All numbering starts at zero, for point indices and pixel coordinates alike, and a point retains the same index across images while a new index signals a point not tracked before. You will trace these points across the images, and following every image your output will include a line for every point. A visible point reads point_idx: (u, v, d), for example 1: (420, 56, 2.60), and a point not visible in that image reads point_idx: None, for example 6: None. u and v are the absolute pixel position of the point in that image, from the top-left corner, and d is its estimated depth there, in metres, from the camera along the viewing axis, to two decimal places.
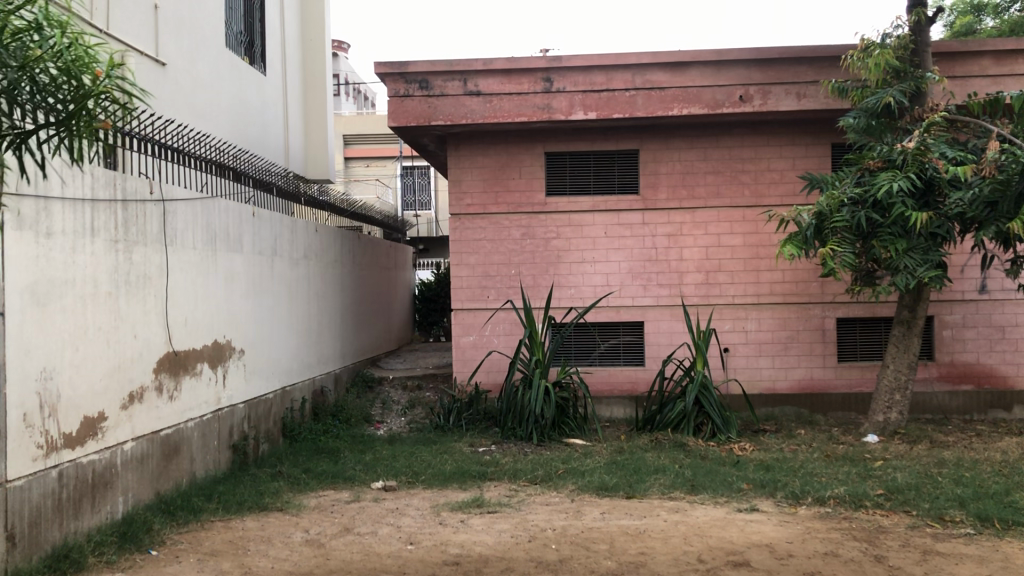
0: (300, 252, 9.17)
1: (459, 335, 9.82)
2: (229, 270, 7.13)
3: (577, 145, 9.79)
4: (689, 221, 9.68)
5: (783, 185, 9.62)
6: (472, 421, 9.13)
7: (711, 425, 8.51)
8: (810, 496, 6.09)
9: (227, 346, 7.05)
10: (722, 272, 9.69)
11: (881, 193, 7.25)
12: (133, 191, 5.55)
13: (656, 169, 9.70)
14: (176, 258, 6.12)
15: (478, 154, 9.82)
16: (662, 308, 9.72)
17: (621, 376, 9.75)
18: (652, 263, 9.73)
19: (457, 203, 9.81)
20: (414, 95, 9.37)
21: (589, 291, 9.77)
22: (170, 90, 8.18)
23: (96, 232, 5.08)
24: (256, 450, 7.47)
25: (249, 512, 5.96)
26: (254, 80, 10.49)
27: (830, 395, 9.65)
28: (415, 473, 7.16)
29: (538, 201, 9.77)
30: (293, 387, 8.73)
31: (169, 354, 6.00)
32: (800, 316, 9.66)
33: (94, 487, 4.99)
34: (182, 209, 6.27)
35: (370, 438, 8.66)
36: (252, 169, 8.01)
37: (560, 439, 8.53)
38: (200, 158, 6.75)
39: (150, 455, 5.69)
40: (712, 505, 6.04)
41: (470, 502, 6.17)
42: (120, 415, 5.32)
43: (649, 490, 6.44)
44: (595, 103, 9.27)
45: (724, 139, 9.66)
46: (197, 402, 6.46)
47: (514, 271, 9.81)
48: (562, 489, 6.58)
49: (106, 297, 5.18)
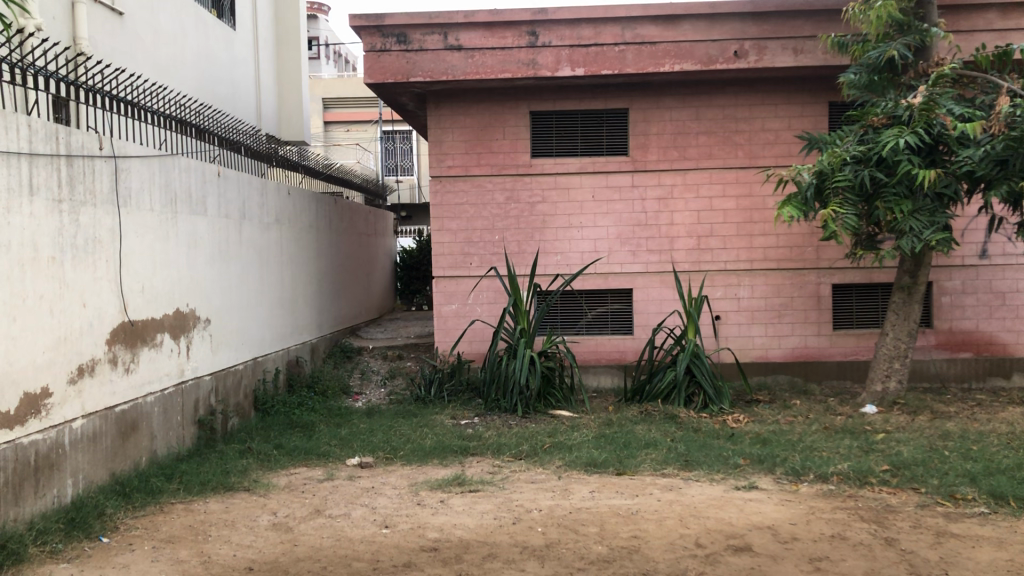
0: (271, 216, 8.69)
1: (441, 304, 9.39)
2: (191, 234, 6.66)
3: (563, 104, 9.31)
4: (681, 184, 9.26)
5: (778, 145, 9.21)
6: (455, 393, 8.73)
7: (704, 396, 8.15)
8: (811, 473, 5.75)
9: (190, 315, 6.60)
10: (714, 238, 9.29)
11: (886, 151, 6.83)
12: (79, 145, 5.06)
13: (646, 129, 9.25)
14: (130, 220, 5.65)
15: (459, 113, 9.33)
16: (651, 275, 9.32)
17: (610, 345, 9.36)
18: (641, 228, 9.31)
19: (438, 164, 9.34)
20: (392, 50, 8.85)
21: (576, 257, 9.35)
22: (129, 42, 7.65)
23: (35, 191, 4.61)
24: (224, 425, 7.06)
25: (213, 493, 5.55)
26: (223, 34, 9.93)
27: (825, 363, 9.31)
28: (393, 448, 6.77)
29: (522, 163, 9.31)
30: (265, 358, 8.30)
31: (124, 324, 5.56)
32: (794, 283, 9.30)
33: (38, 471, 4.58)
34: (137, 167, 5.79)
35: (348, 411, 8.26)
36: (216, 126, 7.51)
37: (546, 411, 8.15)
38: (155, 112, 6.25)
39: (104, 433, 5.26)
40: (708, 483, 5.67)
41: (451, 480, 5.79)
42: (68, 391, 4.88)
43: (640, 467, 6.06)
44: (583, 59, 8.75)
45: (717, 98, 9.22)
46: (157, 375, 6.02)
47: (497, 236, 9.37)
48: (548, 466, 6.19)
49: (49, 263, 4.72)
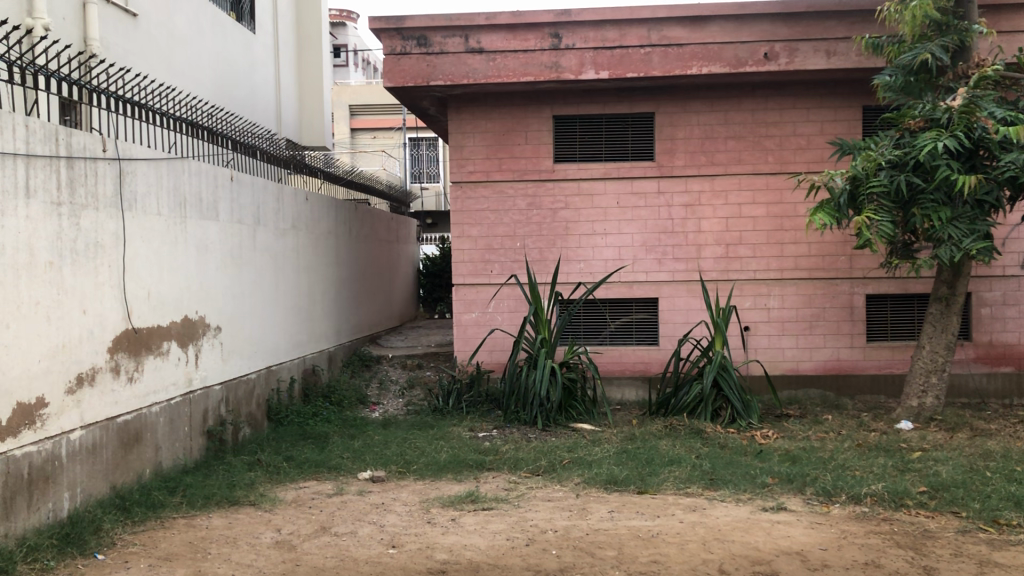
0: (288, 222, 8.53)
1: (461, 312, 9.17)
2: (201, 240, 6.49)
3: (587, 108, 9.07)
4: (709, 190, 8.98)
5: (810, 151, 8.91)
6: (473, 404, 8.50)
7: (731, 410, 7.85)
8: (844, 494, 5.44)
9: (199, 323, 6.43)
10: (743, 246, 8.99)
11: (925, 155, 6.51)
12: (81, 147, 4.90)
13: (673, 133, 8.98)
14: (135, 224, 5.48)
15: (481, 117, 9.12)
16: (678, 284, 9.04)
17: (634, 356, 9.08)
18: (668, 235, 9.03)
19: (458, 170, 9.14)
20: (412, 53, 8.66)
21: (600, 265, 9.09)
22: (144, 44, 7.54)
23: (31, 193, 4.44)
24: (234, 435, 6.88)
25: (217, 507, 5.36)
26: (241, 37, 9.81)
27: (858, 377, 8.97)
28: (407, 462, 6.54)
29: (545, 168, 9.08)
30: (280, 367, 8.12)
31: (128, 332, 5.39)
32: (826, 293, 8.97)
33: (32, 484, 4.40)
34: (144, 170, 5.63)
35: (363, 422, 8.05)
36: (229, 129, 7.35)
37: (567, 424, 7.89)
38: (165, 114, 6.10)
39: (105, 445, 5.08)
40: (734, 504, 5.38)
41: (464, 497, 5.55)
42: (65, 401, 4.71)
43: (663, 485, 5.78)
44: (607, 62, 8.51)
45: (746, 102, 8.94)
46: (163, 384, 5.84)
47: (519, 243, 9.13)
48: (566, 483, 5.93)
49: (46, 268, 4.55)
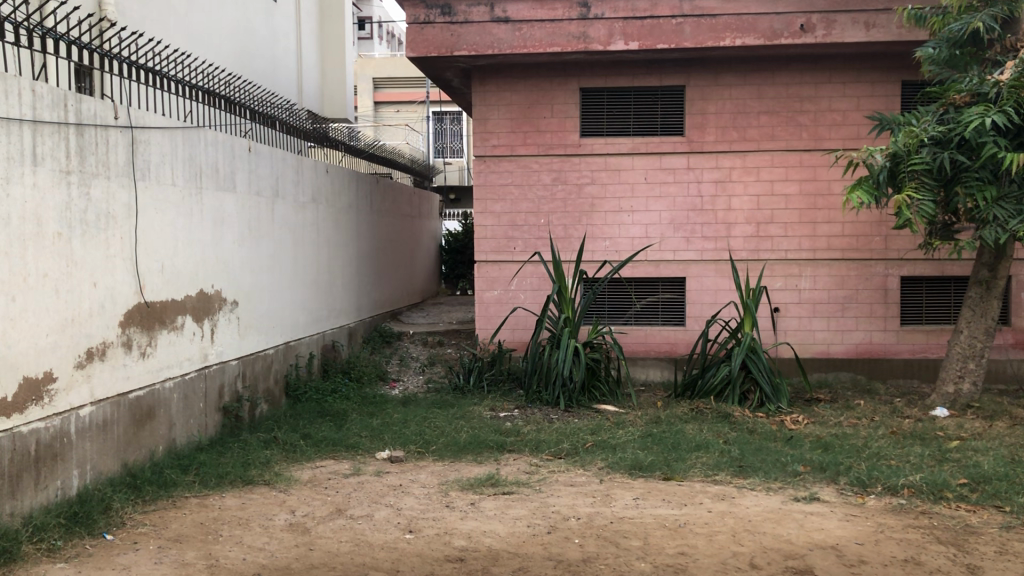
0: (308, 195, 8.35)
1: (483, 289, 8.98)
2: (218, 213, 6.32)
3: (616, 80, 8.78)
4: (740, 167, 8.70)
5: (846, 127, 8.60)
6: (494, 383, 8.33)
7: (760, 393, 7.63)
8: (880, 485, 5.21)
9: (215, 296, 6.28)
10: (774, 224, 8.71)
11: (970, 131, 6.22)
12: (91, 114, 4.73)
13: (703, 108, 8.70)
14: (148, 195, 5.32)
15: (506, 90, 8.87)
16: (706, 264, 8.79)
17: (660, 337, 8.85)
18: (696, 213, 8.77)
19: (482, 144, 8.91)
20: (436, 22, 8.41)
21: (626, 243, 8.84)
22: (160, 11, 7.37)
23: (39, 160, 4.28)
24: (251, 412, 6.74)
25: (230, 487, 5.22)
26: (262, 6, 9.61)
27: (891, 361, 8.71)
28: (426, 442, 6.38)
29: (571, 142, 8.83)
30: (298, 342, 7.98)
31: (141, 306, 5.24)
32: (859, 274, 8.69)
33: (40, 462, 4.27)
34: (158, 139, 5.45)
35: (382, 399, 7.91)
36: (247, 98, 7.16)
37: (590, 405, 7.69)
38: (181, 82, 5.92)
39: (116, 421, 4.95)
40: (764, 493, 5.16)
41: (484, 480, 5.37)
42: (74, 376, 4.57)
43: (690, 471, 5.58)
44: (637, 32, 8.23)
45: (780, 75, 8.63)
46: (177, 360, 5.70)
47: (543, 219, 8.91)
48: (589, 468, 5.74)
49: (55, 238, 4.39)
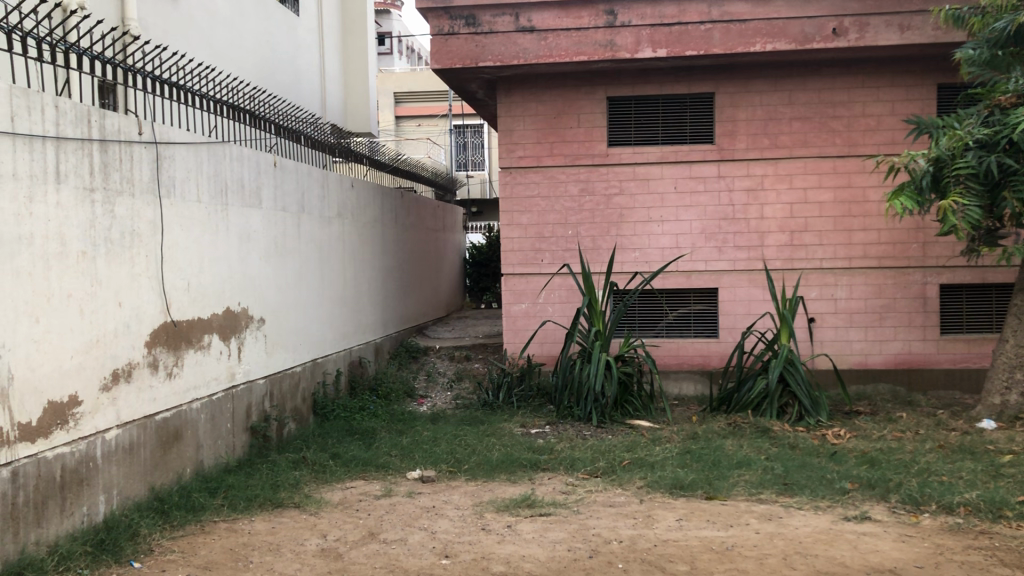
0: (333, 210, 8.23)
1: (510, 303, 8.82)
2: (244, 228, 6.22)
3: (643, 88, 8.62)
4: (772, 174, 8.50)
5: (880, 132, 8.39)
6: (524, 399, 8.16)
7: (799, 406, 7.41)
8: (934, 503, 4.99)
9: (242, 314, 6.17)
10: (808, 233, 8.50)
11: (1017, 133, 5.98)
12: (115, 129, 4.62)
13: (734, 115, 8.52)
14: (174, 212, 5.21)
15: (531, 100, 8.74)
16: (739, 274, 8.59)
17: (693, 349, 8.65)
18: (728, 222, 8.58)
19: (508, 155, 8.77)
20: (460, 33, 8.28)
21: (657, 253, 8.66)
22: (182, 25, 7.31)
23: (63, 178, 4.17)
24: (279, 431, 6.61)
25: (260, 510, 5.08)
26: (285, 19, 9.56)
27: (931, 371, 8.47)
28: (457, 461, 6.22)
29: (598, 152, 8.67)
30: (325, 359, 7.85)
31: (166, 325, 5.13)
32: (897, 282, 8.46)
33: (65, 488, 4.14)
34: (182, 154, 5.34)
35: (411, 416, 7.75)
36: (271, 113, 7.06)
37: (624, 421, 7.50)
38: (206, 96, 5.82)
39: (143, 444, 4.82)
40: (812, 512, 4.95)
41: (520, 501, 5.20)
42: (100, 399, 4.44)
43: (733, 490, 5.38)
44: (665, 39, 8.08)
45: (812, 80, 8.44)
46: (204, 380, 5.58)
47: (571, 231, 8.74)
48: (627, 487, 5.56)
49: (79, 258, 4.28)
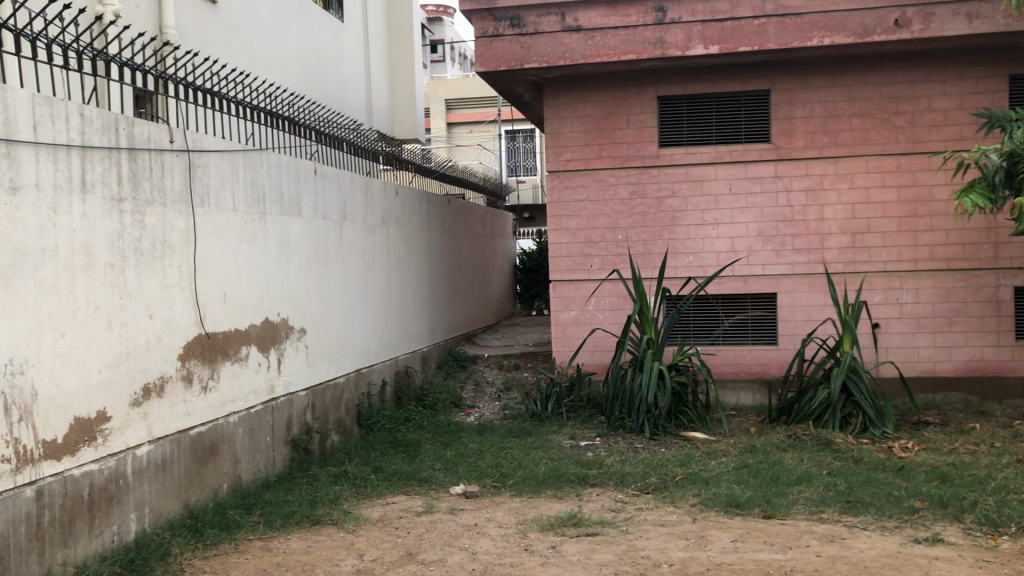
0: (377, 217, 8.09)
1: (559, 310, 8.57)
2: (283, 237, 6.10)
3: (695, 87, 8.31)
4: (832, 173, 8.13)
5: (947, 127, 7.97)
6: (574, 409, 7.91)
7: (864, 417, 7.03)
8: (1014, 525, 4.61)
9: (282, 325, 6.04)
10: (871, 234, 8.11)
11: None
12: (144, 138, 4.52)
13: (791, 112, 8.17)
14: (208, 222, 5.10)
15: (579, 101, 8.49)
16: (798, 278, 8.22)
17: (750, 357, 8.30)
18: (786, 224, 8.22)
19: (555, 158, 8.54)
20: (505, 34, 8.08)
21: (711, 258, 8.34)
22: (223, 32, 7.25)
23: (89, 188, 4.07)
24: (321, 444, 6.46)
25: (296, 528, 4.91)
26: (328, 25, 9.48)
27: (1006, 379, 7.99)
28: (502, 476, 5.99)
29: (649, 153, 8.39)
30: (370, 370, 7.70)
31: (201, 338, 5.01)
32: (967, 286, 8.01)
33: (93, 506, 4.02)
34: (217, 162, 5.23)
35: (457, 428, 7.56)
36: (311, 119, 6.95)
37: (677, 433, 7.20)
38: (242, 103, 5.72)
39: (176, 460, 4.70)
40: (880, 534, 4.61)
41: (565, 520, 4.95)
42: (130, 415, 4.33)
43: (793, 509, 5.06)
44: (717, 35, 7.75)
45: (873, 74, 8.04)
46: (241, 392, 5.46)
47: (621, 235, 8.47)
48: (679, 505, 5.27)
49: (107, 270, 4.17)
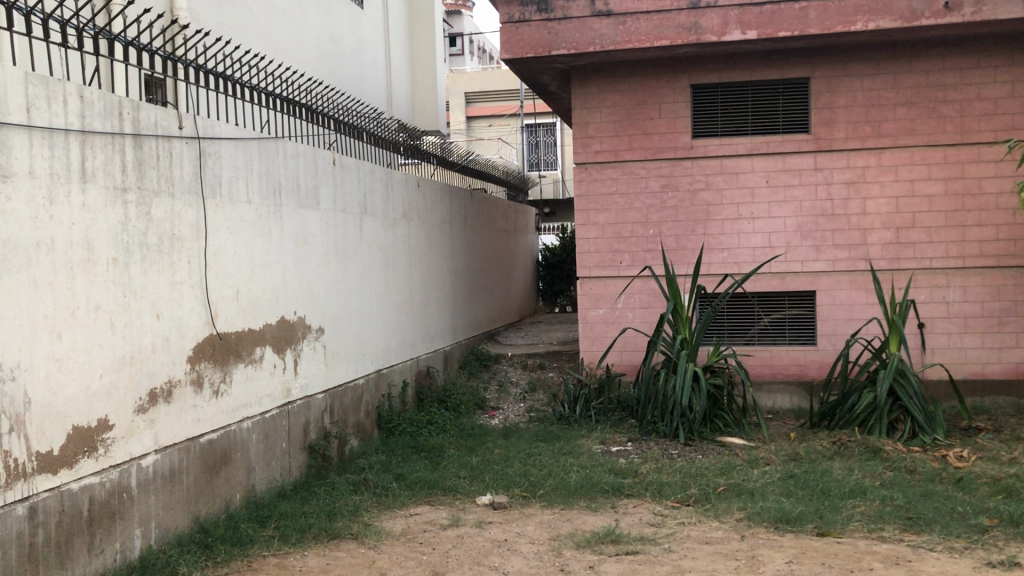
0: (398, 211, 7.75)
1: (587, 308, 8.20)
2: (301, 231, 5.77)
3: (731, 75, 7.90)
4: (875, 165, 7.72)
5: (998, 117, 7.54)
6: (603, 412, 7.53)
7: (912, 423, 6.63)
8: None
9: (299, 324, 5.72)
10: (916, 229, 7.68)
11: None
12: (151, 123, 4.19)
13: (832, 101, 7.75)
14: (220, 214, 4.77)
15: (608, 90, 8.11)
16: (838, 275, 7.81)
17: (788, 358, 7.90)
18: (826, 219, 7.81)
19: (583, 149, 8.16)
20: (531, 20, 7.70)
21: (747, 254, 7.94)
22: (236, 15, 6.92)
23: (89, 176, 3.73)
24: (339, 449, 6.12)
25: (313, 543, 4.57)
26: (347, 11, 9.15)
27: None
28: (532, 485, 5.64)
29: (682, 144, 8.00)
30: (390, 370, 7.36)
31: (212, 338, 4.68)
32: (1019, 284, 7.58)
33: (92, 523, 3.69)
34: (229, 151, 4.90)
35: (482, 431, 7.20)
36: (331, 108, 6.62)
37: (714, 438, 6.82)
38: (258, 88, 5.39)
39: (184, 471, 4.37)
40: (949, 557, 4.21)
41: (603, 536, 4.59)
42: (134, 423, 4.00)
43: (849, 526, 4.68)
44: (755, 19, 7.32)
45: (920, 61, 7.61)
46: (256, 396, 5.13)
47: (652, 231, 8.09)
48: (724, 520, 4.90)
49: (109, 266, 3.84)
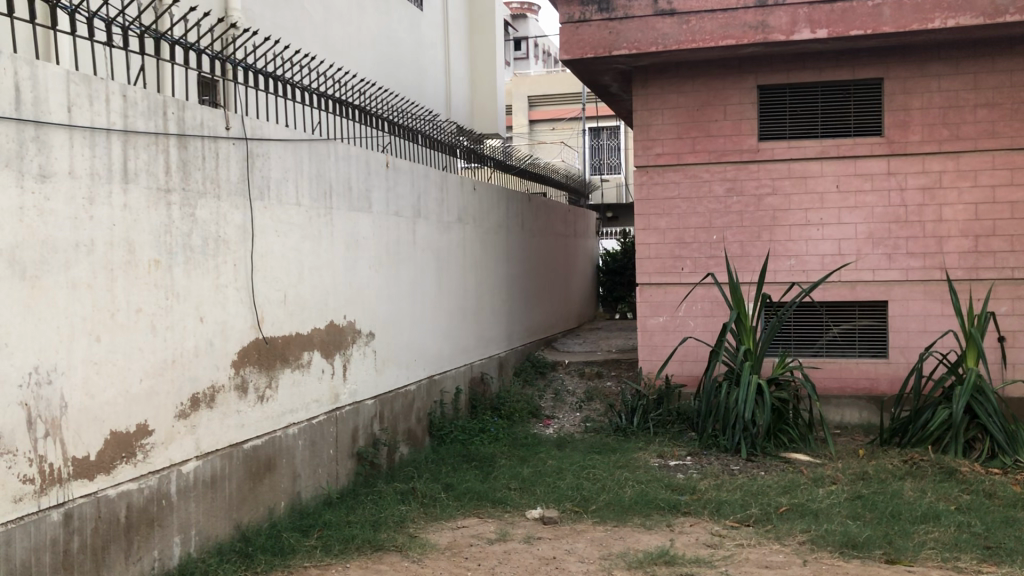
0: (453, 215, 7.62)
1: (646, 316, 7.96)
2: (352, 234, 5.67)
3: (800, 75, 7.59)
4: (953, 170, 7.33)
5: None
6: (662, 424, 7.29)
7: (991, 443, 6.24)
8: None
9: (349, 329, 5.62)
10: (997, 238, 7.27)
11: None
12: (197, 123, 4.12)
13: (907, 102, 7.39)
14: (268, 216, 4.69)
15: (671, 91, 7.86)
16: (913, 285, 7.44)
17: (858, 371, 7.55)
18: (900, 226, 7.44)
19: (644, 152, 7.93)
20: (592, 19, 7.50)
21: (815, 261, 7.61)
22: (292, 16, 6.88)
23: (132, 176, 3.67)
24: (388, 457, 6.01)
25: (357, 554, 4.44)
26: (405, 13, 9.07)
27: None
28: (584, 499, 5.44)
29: (747, 147, 7.71)
30: (443, 376, 7.23)
31: (257, 343, 4.60)
32: None
33: (130, 530, 3.62)
34: (278, 152, 4.82)
35: (535, 441, 7.02)
36: (385, 109, 6.52)
37: (777, 454, 6.53)
38: (311, 89, 5.31)
39: (227, 477, 4.29)
40: None
41: (655, 557, 4.37)
42: (175, 429, 3.93)
43: (921, 554, 4.37)
44: (826, 17, 7.00)
45: (1003, 60, 7.20)
46: (302, 402, 5.04)
47: (715, 237, 7.82)
48: (786, 543, 4.64)
49: (151, 267, 3.77)
